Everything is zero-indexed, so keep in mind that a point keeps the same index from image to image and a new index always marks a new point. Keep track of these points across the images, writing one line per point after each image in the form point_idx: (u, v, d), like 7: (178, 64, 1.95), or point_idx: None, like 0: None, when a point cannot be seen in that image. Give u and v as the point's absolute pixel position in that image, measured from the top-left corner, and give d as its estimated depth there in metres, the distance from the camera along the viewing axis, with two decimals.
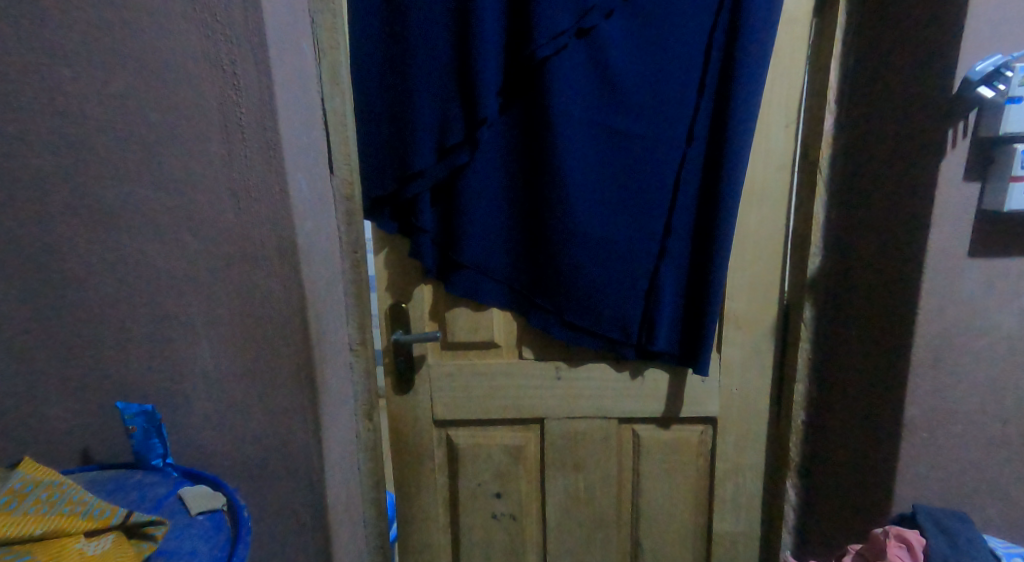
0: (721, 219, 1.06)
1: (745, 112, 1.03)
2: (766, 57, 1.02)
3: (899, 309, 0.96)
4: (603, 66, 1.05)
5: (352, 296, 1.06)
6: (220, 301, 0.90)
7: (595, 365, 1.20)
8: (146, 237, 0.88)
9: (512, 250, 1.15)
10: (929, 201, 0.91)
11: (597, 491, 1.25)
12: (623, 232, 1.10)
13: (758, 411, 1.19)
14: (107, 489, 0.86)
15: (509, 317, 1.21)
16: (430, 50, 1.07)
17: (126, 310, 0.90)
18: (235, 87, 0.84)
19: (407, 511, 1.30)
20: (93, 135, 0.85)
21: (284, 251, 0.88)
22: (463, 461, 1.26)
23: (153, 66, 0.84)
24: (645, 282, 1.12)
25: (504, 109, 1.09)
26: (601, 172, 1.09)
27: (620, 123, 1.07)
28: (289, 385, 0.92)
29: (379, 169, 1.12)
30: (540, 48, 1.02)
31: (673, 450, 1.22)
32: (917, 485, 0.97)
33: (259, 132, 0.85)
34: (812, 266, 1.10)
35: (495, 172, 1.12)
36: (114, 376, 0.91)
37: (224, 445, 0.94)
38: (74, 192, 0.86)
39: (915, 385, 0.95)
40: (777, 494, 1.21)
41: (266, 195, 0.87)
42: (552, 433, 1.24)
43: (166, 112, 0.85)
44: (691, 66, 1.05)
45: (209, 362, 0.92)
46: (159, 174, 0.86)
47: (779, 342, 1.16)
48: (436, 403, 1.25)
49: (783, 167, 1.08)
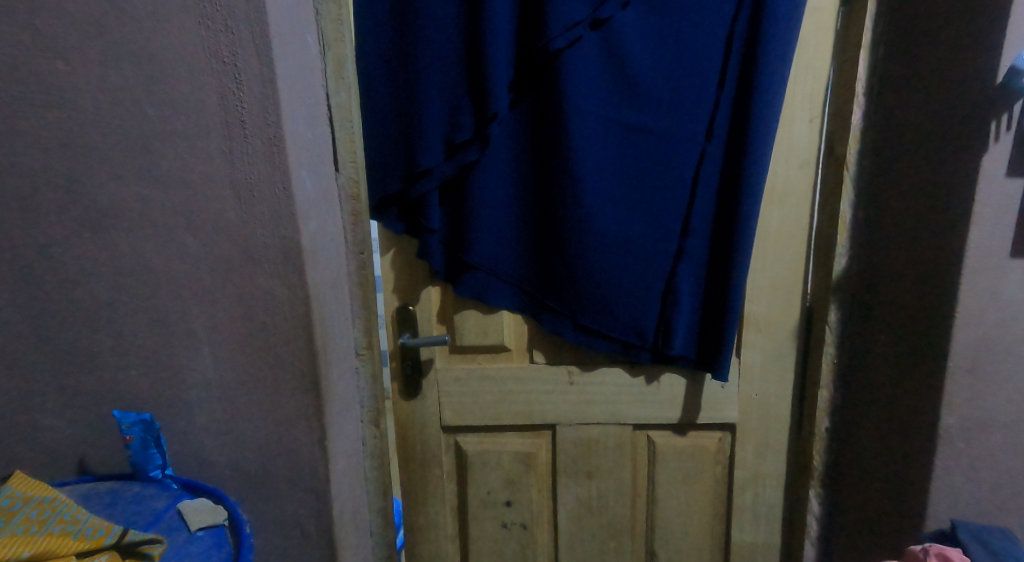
0: (741, 218, 1.02)
1: (768, 108, 0.99)
2: (789, 49, 0.98)
3: (933, 313, 0.92)
4: (618, 59, 1.01)
5: (358, 299, 1.01)
6: (221, 305, 0.86)
7: (609, 369, 1.16)
8: (144, 238, 0.84)
9: (522, 249, 1.11)
10: (968, 200, 0.87)
11: (610, 500, 1.21)
12: (639, 231, 1.06)
13: (779, 417, 1.15)
14: (104, 502, 0.82)
15: (519, 320, 1.17)
16: (440, 42, 1.03)
17: (123, 315, 0.86)
18: (236, 80, 0.80)
19: (415, 519, 1.26)
20: (87, 131, 0.81)
21: (287, 253, 0.84)
22: (471, 469, 1.23)
23: (150, 58, 0.80)
24: (661, 284, 1.08)
25: (515, 105, 1.05)
26: (616, 169, 1.05)
27: (635, 117, 1.03)
28: (293, 393, 0.88)
29: (386, 167, 1.08)
30: (554, 40, 0.98)
31: (689, 457, 1.18)
32: (953, 497, 0.93)
33: (261, 127, 0.81)
34: (837, 268, 1.05)
35: (505, 169, 1.08)
36: (111, 384, 0.88)
37: (224, 455, 0.90)
38: (67, 192, 0.83)
39: (952, 392, 0.90)
40: (799, 504, 1.17)
41: (269, 193, 0.83)
42: (563, 440, 1.20)
43: (164, 107, 0.81)
44: (712, 57, 1.01)
45: (210, 369, 0.88)
46: (157, 172, 0.83)
47: (801, 346, 1.11)
48: (444, 408, 1.21)
49: (807, 163, 1.04)
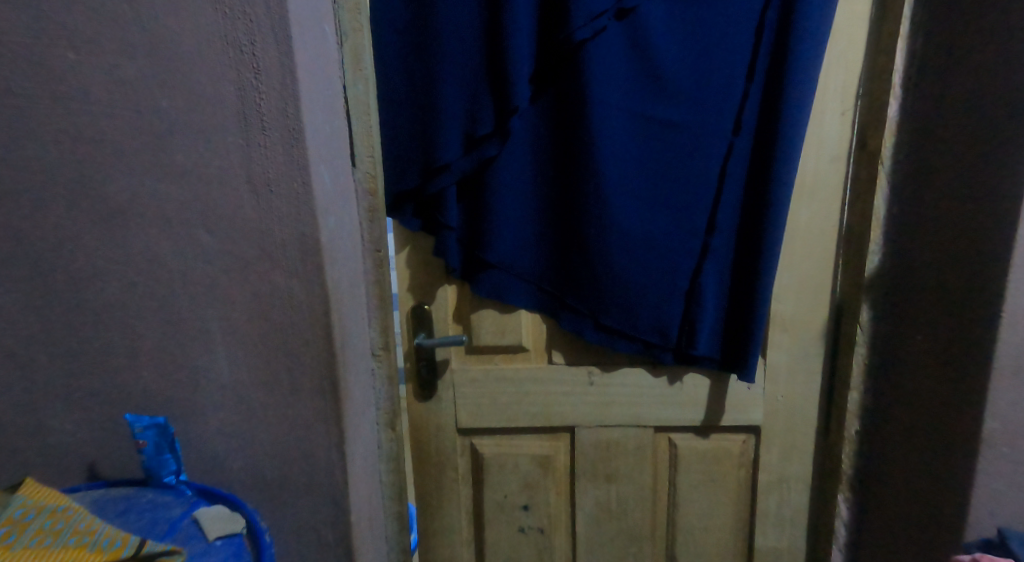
0: (769, 215, 0.99)
1: (798, 101, 0.96)
2: (823, 40, 0.95)
3: (974, 310, 0.85)
4: (644, 50, 0.98)
5: (375, 299, 0.98)
6: (237, 304, 0.83)
7: (630, 370, 1.13)
8: (157, 236, 0.81)
9: (541, 247, 1.08)
10: (1014, 187, 0.80)
11: (630, 504, 1.19)
12: (663, 229, 1.03)
13: (806, 419, 1.12)
14: (117, 510, 0.79)
15: (538, 319, 1.14)
16: (460, 35, 1.00)
17: (135, 315, 0.83)
18: (254, 70, 0.77)
19: (430, 523, 1.23)
20: (98, 124, 0.78)
21: (307, 251, 0.81)
22: (487, 471, 1.20)
23: (164, 48, 0.77)
24: (685, 282, 1.05)
25: (536, 98, 1.03)
26: (639, 164, 1.02)
27: (659, 111, 1.00)
28: (312, 395, 0.85)
29: (404, 162, 1.05)
30: (577, 30, 0.95)
31: (711, 460, 1.16)
32: (997, 505, 0.86)
33: (280, 120, 0.78)
34: (870, 264, 1.02)
35: (525, 164, 1.05)
36: (122, 386, 0.85)
37: (239, 460, 0.87)
38: (77, 188, 0.80)
39: (996, 394, 0.83)
40: (826, 509, 1.13)
41: (287, 188, 0.79)
42: (581, 442, 1.17)
43: (179, 100, 0.78)
44: (740, 48, 0.98)
45: (225, 371, 0.85)
46: (171, 167, 0.79)
47: (830, 346, 1.09)
48: (460, 409, 1.18)
49: (837, 159, 1.03)
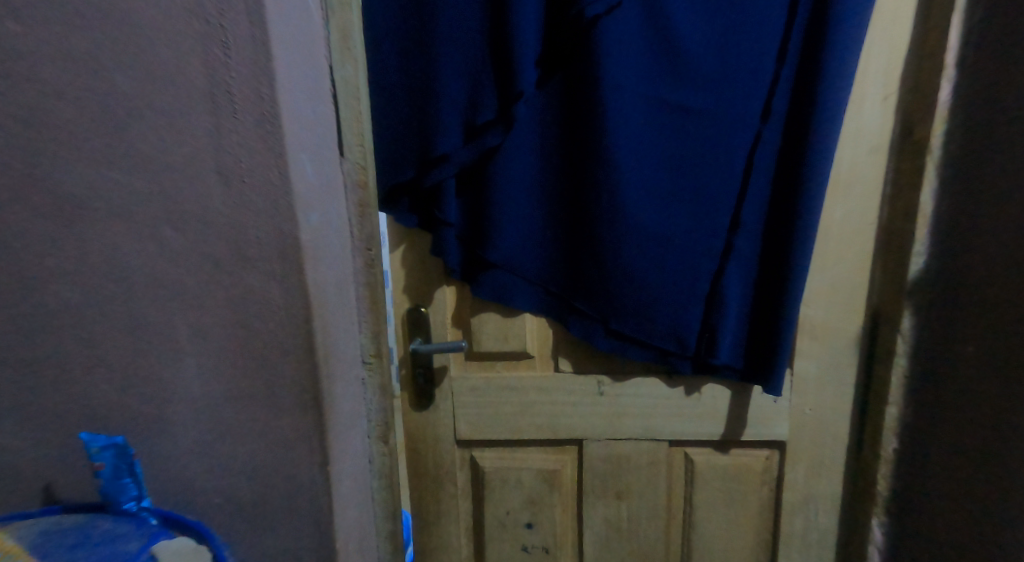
0: (800, 212, 0.90)
1: (835, 85, 0.86)
2: (864, 17, 0.85)
3: None
4: (663, 29, 0.88)
5: (365, 301, 0.89)
6: (208, 310, 0.74)
7: (644, 380, 1.04)
8: (118, 233, 0.72)
9: (548, 245, 0.98)
10: None
11: (642, 523, 1.10)
12: (682, 226, 0.94)
13: (836, 433, 1.03)
14: (68, 544, 0.69)
15: (544, 324, 1.05)
16: (460, 12, 0.90)
17: (94, 321, 0.74)
18: (223, 45, 0.68)
19: (426, 541, 1.14)
20: (52, 106, 0.70)
21: (285, 249, 0.72)
22: (489, 487, 1.11)
23: (122, 19, 0.68)
24: (705, 285, 0.95)
25: (544, 83, 0.93)
26: (656, 154, 0.92)
27: (680, 96, 0.90)
28: (291, 409, 0.76)
29: (398, 152, 0.96)
30: (590, 5, 0.85)
31: (731, 476, 1.07)
32: None
33: (253, 102, 0.69)
34: (914, 268, 0.91)
35: (531, 154, 0.96)
36: (82, 400, 0.76)
37: (211, 481, 0.78)
38: (29, 178, 0.71)
39: None
40: (856, 532, 1.03)
41: (262, 178, 0.70)
42: (590, 457, 1.08)
43: (140, 78, 0.69)
44: (771, 26, 0.88)
45: (195, 384, 0.76)
46: (132, 155, 0.70)
47: (865, 355, 0.99)
48: (459, 420, 1.09)
49: (877, 150, 0.95)
